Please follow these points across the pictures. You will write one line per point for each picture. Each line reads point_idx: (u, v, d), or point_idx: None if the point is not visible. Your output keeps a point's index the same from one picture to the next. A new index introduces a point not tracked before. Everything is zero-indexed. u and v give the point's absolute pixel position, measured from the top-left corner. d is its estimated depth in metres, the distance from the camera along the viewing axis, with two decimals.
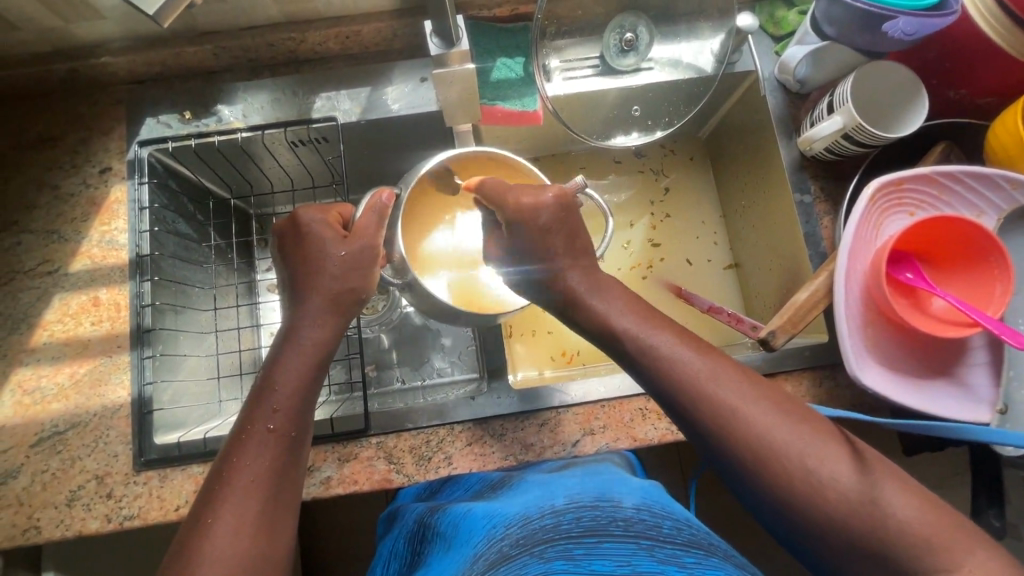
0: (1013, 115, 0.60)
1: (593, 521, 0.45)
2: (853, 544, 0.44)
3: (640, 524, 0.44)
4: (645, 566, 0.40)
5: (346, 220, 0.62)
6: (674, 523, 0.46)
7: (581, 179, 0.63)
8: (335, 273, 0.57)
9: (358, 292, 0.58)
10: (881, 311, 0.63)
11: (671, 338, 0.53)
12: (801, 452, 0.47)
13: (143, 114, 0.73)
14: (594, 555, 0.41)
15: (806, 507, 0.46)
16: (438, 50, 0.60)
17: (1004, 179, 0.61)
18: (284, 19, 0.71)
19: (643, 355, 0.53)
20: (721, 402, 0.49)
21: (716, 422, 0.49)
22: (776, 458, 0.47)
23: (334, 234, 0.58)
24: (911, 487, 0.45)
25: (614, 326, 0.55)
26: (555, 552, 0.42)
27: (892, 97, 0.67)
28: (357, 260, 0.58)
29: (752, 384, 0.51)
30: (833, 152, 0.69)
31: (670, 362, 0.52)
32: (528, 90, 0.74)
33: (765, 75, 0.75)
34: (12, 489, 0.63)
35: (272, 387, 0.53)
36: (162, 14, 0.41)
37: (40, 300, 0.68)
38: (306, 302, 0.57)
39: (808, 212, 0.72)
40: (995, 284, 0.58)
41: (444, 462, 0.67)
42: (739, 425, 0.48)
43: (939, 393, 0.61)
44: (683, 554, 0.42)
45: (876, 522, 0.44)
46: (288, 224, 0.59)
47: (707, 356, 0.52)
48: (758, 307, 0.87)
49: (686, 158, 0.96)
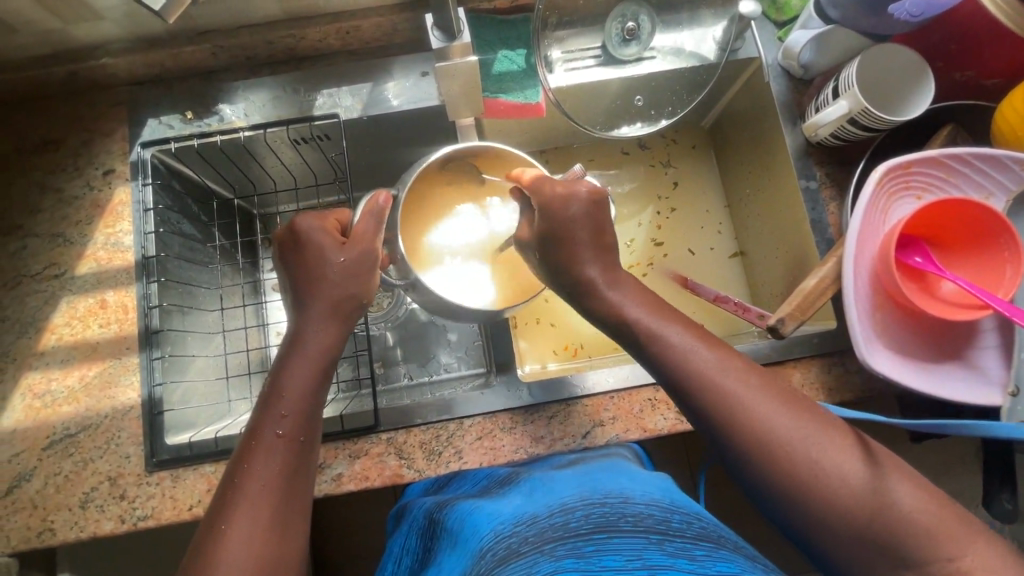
0: (1021, 95, 0.60)
1: (603, 518, 0.45)
2: (866, 532, 0.44)
3: (649, 520, 0.45)
4: (656, 559, 0.40)
5: (345, 226, 0.62)
6: (682, 517, 0.46)
7: (581, 168, 0.62)
8: (336, 279, 0.57)
9: (360, 299, 0.58)
10: (889, 295, 0.62)
11: (683, 331, 0.54)
12: (808, 440, 0.47)
13: (145, 115, 0.73)
14: (605, 551, 0.41)
15: (817, 494, 0.45)
16: (439, 43, 0.60)
17: (1013, 160, 0.61)
18: (283, 17, 0.71)
19: (653, 345, 0.54)
20: (732, 394, 0.49)
21: (726, 412, 0.49)
22: (786, 446, 0.47)
23: (333, 240, 0.58)
24: (914, 476, 0.46)
25: (629, 315, 0.56)
26: (565, 550, 0.41)
27: (898, 80, 0.66)
28: (358, 267, 0.58)
29: (762, 377, 0.51)
30: (838, 137, 0.68)
31: (681, 354, 0.52)
32: (530, 82, 0.73)
33: (769, 62, 0.75)
34: (26, 492, 0.63)
35: (284, 386, 0.54)
36: (167, 11, 0.42)
37: (48, 304, 0.68)
38: (311, 308, 0.57)
39: (814, 198, 0.71)
40: (1006, 266, 0.58)
41: (454, 457, 0.67)
42: (750, 416, 0.48)
43: (949, 376, 0.61)
44: (693, 546, 0.42)
45: (885, 511, 0.44)
46: (286, 231, 0.59)
47: (718, 349, 0.53)
48: (765, 295, 0.87)
49: (689, 147, 0.96)
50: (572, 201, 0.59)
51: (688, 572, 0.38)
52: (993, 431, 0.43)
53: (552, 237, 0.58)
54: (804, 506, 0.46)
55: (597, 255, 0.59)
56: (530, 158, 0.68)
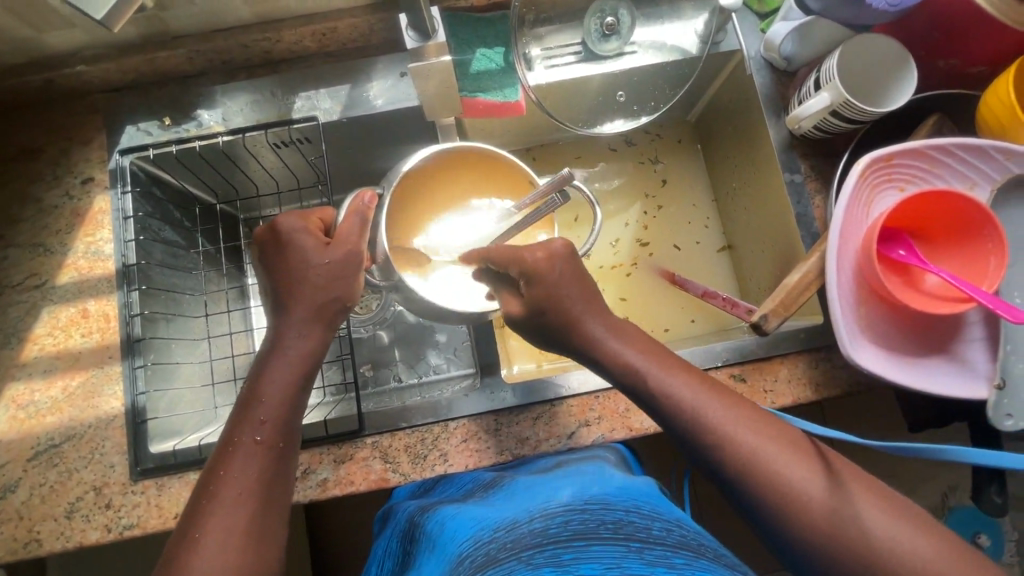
0: (1004, 84, 0.59)
1: (582, 525, 0.44)
2: (850, 547, 0.45)
3: (629, 527, 0.44)
4: (634, 569, 0.40)
5: (329, 225, 0.61)
6: (662, 524, 0.46)
7: (568, 171, 0.59)
8: (319, 281, 0.56)
9: (344, 301, 0.58)
10: (873, 289, 0.62)
11: (677, 376, 0.53)
12: (802, 479, 0.47)
13: (123, 122, 0.73)
14: (583, 559, 0.41)
15: (811, 528, 0.46)
16: (414, 42, 0.60)
17: (997, 150, 0.60)
18: (258, 19, 0.70)
19: (651, 389, 0.53)
20: (732, 440, 0.49)
21: (726, 456, 0.49)
22: (782, 482, 0.47)
23: (316, 241, 0.57)
24: (901, 505, 0.46)
25: (625, 359, 0.55)
26: (544, 559, 0.41)
27: (880, 70, 0.65)
28: (343, 268, 0.57)
29: (763, 418, 0.51)
30: (821, 129, 0.67)
31: (680, 398, 0.52)
32: (508, 80, 0.72)
33: (751, 54, 0.74)
34: (11, 504, 0.63)
35: (262, 390, 0.53)
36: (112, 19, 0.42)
37: (29, 314, 0.68)
38: (294, 312, 0.56)
39: (799, 191, 0.70)
40: (989, 258, 0.57)
41: (440, 460, 0.66)
42: (748, 457, 0.49)
43: (935, 370, 0.60)
44: (672, 555, 0.42)
45: (874, 543, 0.44)
46: (267, 232, 0.57)
47: (720, 394, 0.53)
48: (753, 289, 0.86)
49: (675, 141, 0.95)
50: (554, 260, 0.57)
51: None
52: (973, 458, 0.46)
53: (535, 276, 0.56)
54: (802, 542, 0.47)
55: (576, 264, 0.59)
56: (510, 157, 0.67)
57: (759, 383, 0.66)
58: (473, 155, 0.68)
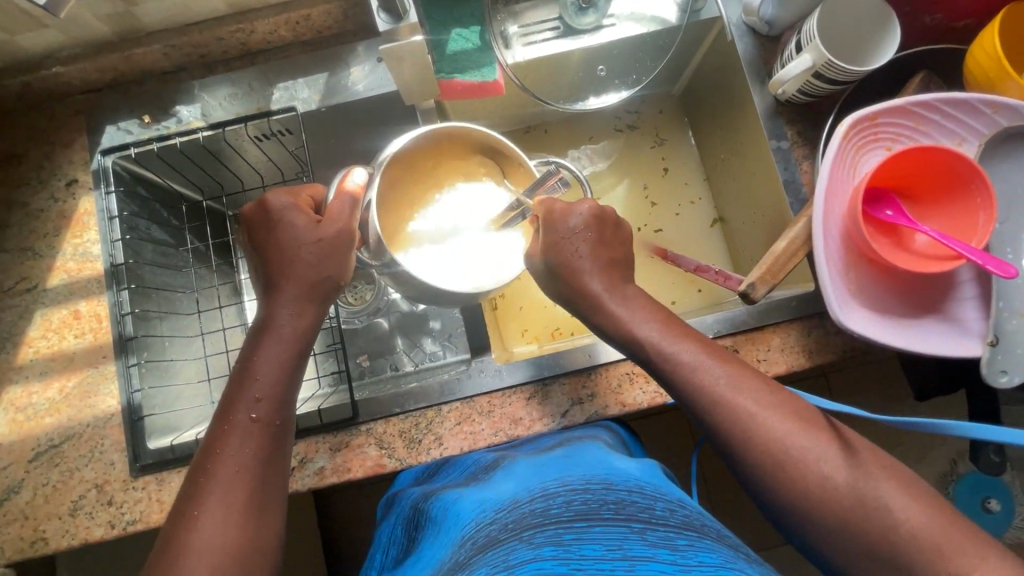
0: (991, 35, 0.58)
1: (584, 505, 0.44)
2: (845, 523, 0.44)
3: (632, 507, 0.44)
4: (636, 550, 0.39)
5: (318, 203, 0.60)
6: (665, 504, 0.45)
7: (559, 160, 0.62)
8: (308, 261, 0.54)
9: (337, 281, 0.56)
10: (862, 252, 0.61)
11: (688, 339, 0.54)
12: (811, 446, 0.47)
13: (103, 123, 0.73)
14: (585, 539, 0.40)
15: (818, 501, 0.45)
16: (386, 25, 0.59)
17: (984, 103, 0.59)
18: (230, 10, 0.69)
19: (660, 355, 0.53)
20: (734, 404, 0.49)
21: (732, 420, 0.49)
22: (792, 445, 0.47)
23: (305, 219, 0.55)
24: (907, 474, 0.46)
25: (634, 321, 0.55)
26: (544, 537, 0.40)
27: (863, 29, 0.64)
28: (334, 248, 0.55)
29: (767, 385, 0.50)
30: (805, 92, 0.66)
31: (685, 365, 0.52)
32: (486, 59, 0.69)
33: (733, 20, 0.72)
34: (16, 504, 0.64)
35: (257, 370, 0.52)
36: None
37: (22, 318, 0.68)
38: (285, 290, 0.54)
39: (786, 158, 0.69)
40: (979, 213, 0.56)
41: (435, 444, 0.67)
42: (754, 416, 0.49)
43: (929, 331, 0.60)
44: (676, 536, 0.41)
45: (877, 500, 0.44)
46: (256, 210, 0.55)
47: (748, 373, 0.51)
48: (746, 262, 0.86)
49: (658, 113, 0.94)
50: (572, 225, 0.58)
51: (669, 564, 0.37)
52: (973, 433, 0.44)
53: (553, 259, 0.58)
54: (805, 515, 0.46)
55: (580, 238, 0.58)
56: (494, 131, 0.63)
57: (752, 353, 0.65)
58: (461, 133, 0.65)
